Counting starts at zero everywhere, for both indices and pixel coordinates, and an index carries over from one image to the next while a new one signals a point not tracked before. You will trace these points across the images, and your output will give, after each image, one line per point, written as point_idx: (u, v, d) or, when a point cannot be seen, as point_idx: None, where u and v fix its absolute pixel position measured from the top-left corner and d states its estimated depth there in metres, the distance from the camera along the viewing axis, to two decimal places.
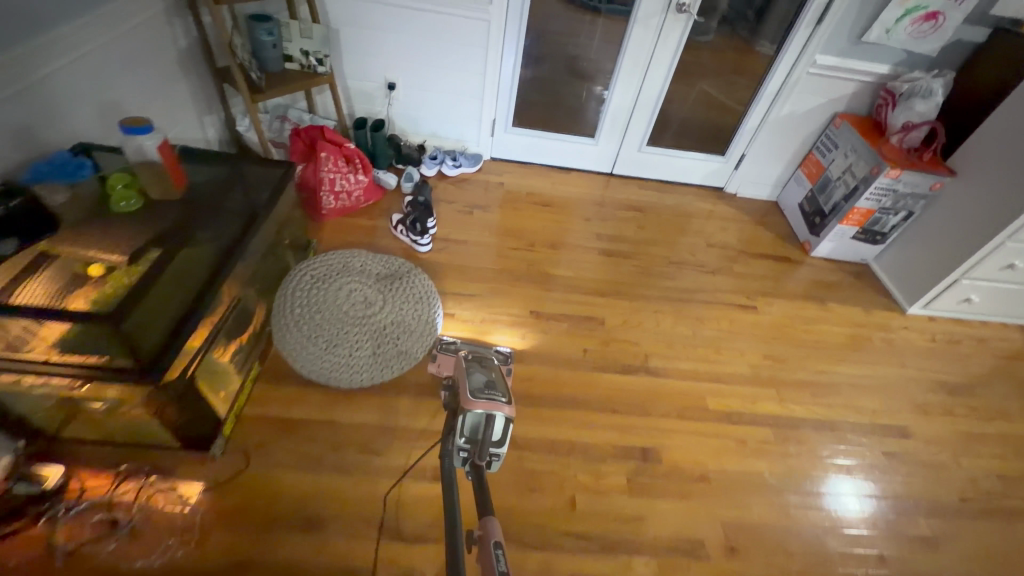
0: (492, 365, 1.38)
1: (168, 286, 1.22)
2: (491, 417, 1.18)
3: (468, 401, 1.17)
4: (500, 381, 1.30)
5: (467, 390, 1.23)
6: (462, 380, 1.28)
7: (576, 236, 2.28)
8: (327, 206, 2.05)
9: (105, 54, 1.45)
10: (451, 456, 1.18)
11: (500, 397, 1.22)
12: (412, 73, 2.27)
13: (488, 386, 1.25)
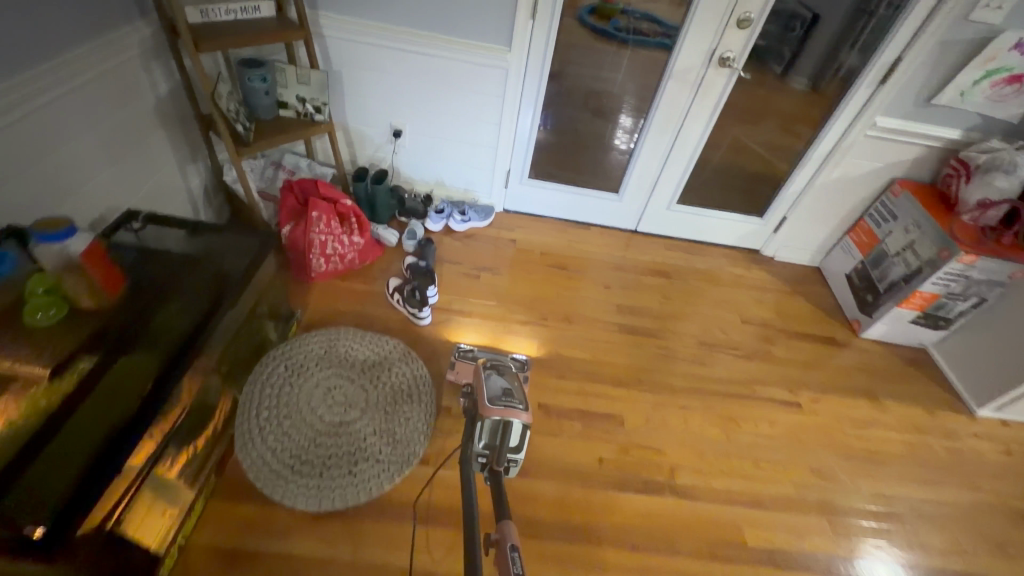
0: (509, 369, 1.36)
1: (95, 410, 1.00)
2: (508, 424, 1.19)
3: (485, 408, 1.18)
4: (517, 390, 1.30)
5: (485, 395, 1.23)
6: (479, 387, 1.28)
7: (594, 307, 2.04)
8: (316, 269, 1.82)
9: (61, 112, 1.26)
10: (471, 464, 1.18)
11: (518, 403, 1.23)
12: (420, 120, 2.06)
13: (504, 393, 1.25)
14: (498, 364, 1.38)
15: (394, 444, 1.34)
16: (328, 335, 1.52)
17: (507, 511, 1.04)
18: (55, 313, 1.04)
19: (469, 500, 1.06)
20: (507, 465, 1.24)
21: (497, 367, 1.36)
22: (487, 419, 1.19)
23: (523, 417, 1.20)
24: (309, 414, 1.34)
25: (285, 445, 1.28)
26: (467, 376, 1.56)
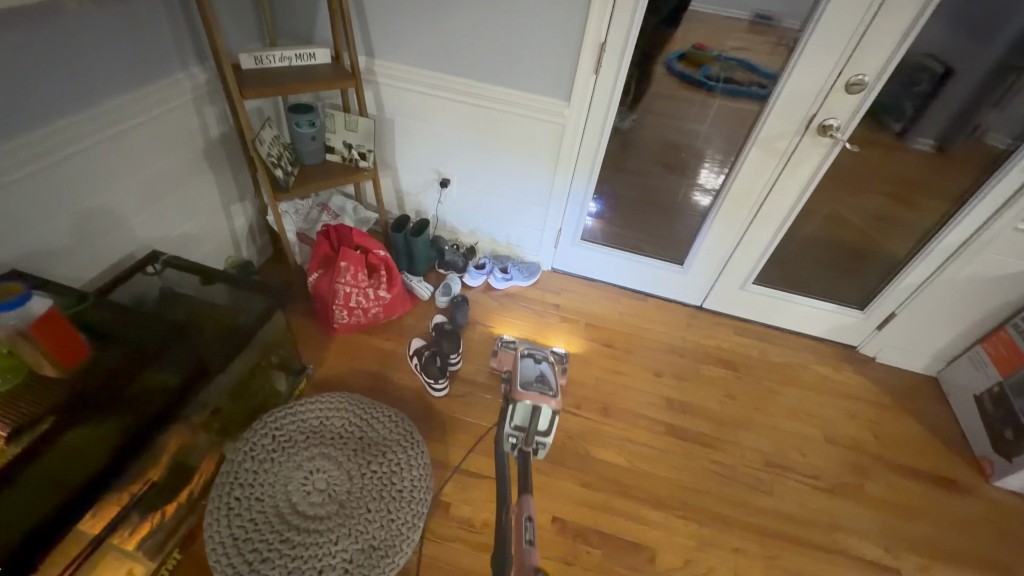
0: (543, 357, 1.51)
1: (38, 478, 0.91)
2: (538, 409, 1.35)
3: (518, 393, 1.35)
4: (550, 377, 1.44)
5: (519, 380, 1.41)
6: (515, 372, 1.44)
7: (638, 398, 1.75)
8: (338, 320, 1.73)
9: (101, 156, 1.25)
10: (505, 444, 1.35)
11: (547, 388, 1.39)
12: (469, 170, 1.95)
13: (537, 380, 1.41)
14: (535, 350, 1.55)
15: (368, 553, 1.15)
16: (325, 407, 1.39)
17: (528, 488, 1.17)
18: (11, 379, 0.96)
19: (503, 482, 1.26)
20: (535, 447, 1.39)
21: (533, 356, 1.51)
22: (520, 402, 1.35)
23: (552, 404, 1.34)
24: (285, 501, 1.20)
25: (248, 536, 1.14)
26: (509, 364, 1.68)
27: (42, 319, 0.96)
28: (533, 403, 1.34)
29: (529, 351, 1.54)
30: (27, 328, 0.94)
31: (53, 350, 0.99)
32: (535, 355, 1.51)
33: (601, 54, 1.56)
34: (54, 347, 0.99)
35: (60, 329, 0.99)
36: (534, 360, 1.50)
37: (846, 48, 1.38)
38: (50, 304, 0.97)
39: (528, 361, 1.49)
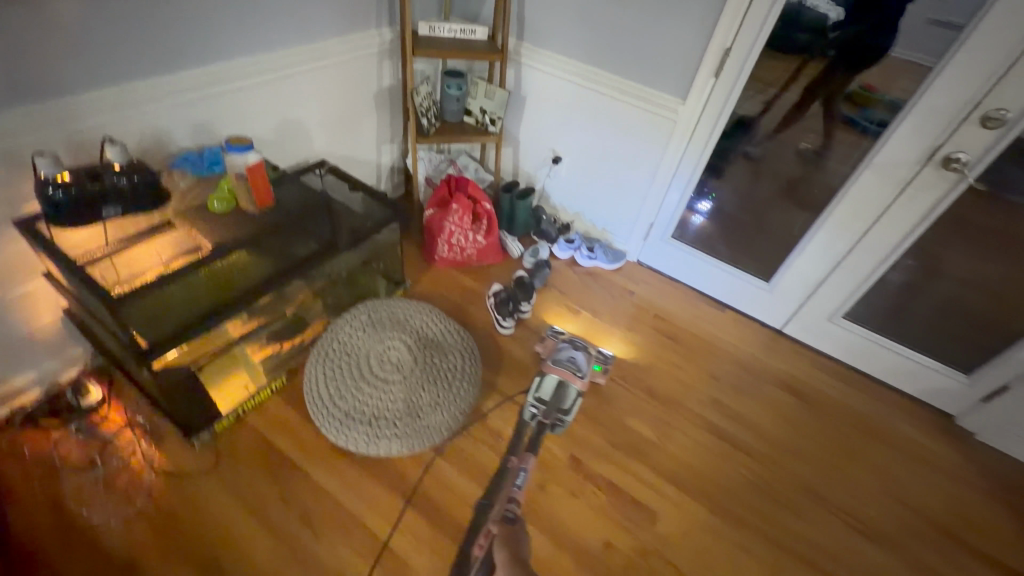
0: (582, 345, 1.73)
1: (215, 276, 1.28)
2: (563, 384, 1.62)
3: (546, 365, 1.65)
4: (581, 363, 1.66)
5: (554, 358, 1.68)
6: (553, 352, 1.73)
7: (686, 391, 1.79)
8: (440, 253, 2.05)
9: (307, 80, 1.68)
10: (526, 412, 1.59)
11: (576, 369, 1.63)
12: (580, 152, 2.15)
13: (566, 359, 1.67)
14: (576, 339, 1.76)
15: (416, 420, 1.43)
16: (412, 307, 1.68)
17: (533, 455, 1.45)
18: (227, 205, 1.37)
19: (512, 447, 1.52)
20: (556, 423, 1.58)
21: (571, 344, 1.74)
22: (547, 374, 1.64)
23: (575, 383, 1.61)
24: (365, 362, 1.51)
25: (333, 377, 1.48)
26: (550, 352, 1.76)
27: (252, 169, 1.32)
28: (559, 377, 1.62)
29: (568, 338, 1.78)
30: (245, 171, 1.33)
31: (252, 191, 1.35)
32: (575, 343, 1.75)
33: (724, 59, 1.66)
34: (254, 189, 1.35)
35: (261, 178, 1.34)
36: (573, 346, 1.73)
37: (991, 78, 1.32)
38: (258, 160, 1.33)
39: (568, 346, 1.74)
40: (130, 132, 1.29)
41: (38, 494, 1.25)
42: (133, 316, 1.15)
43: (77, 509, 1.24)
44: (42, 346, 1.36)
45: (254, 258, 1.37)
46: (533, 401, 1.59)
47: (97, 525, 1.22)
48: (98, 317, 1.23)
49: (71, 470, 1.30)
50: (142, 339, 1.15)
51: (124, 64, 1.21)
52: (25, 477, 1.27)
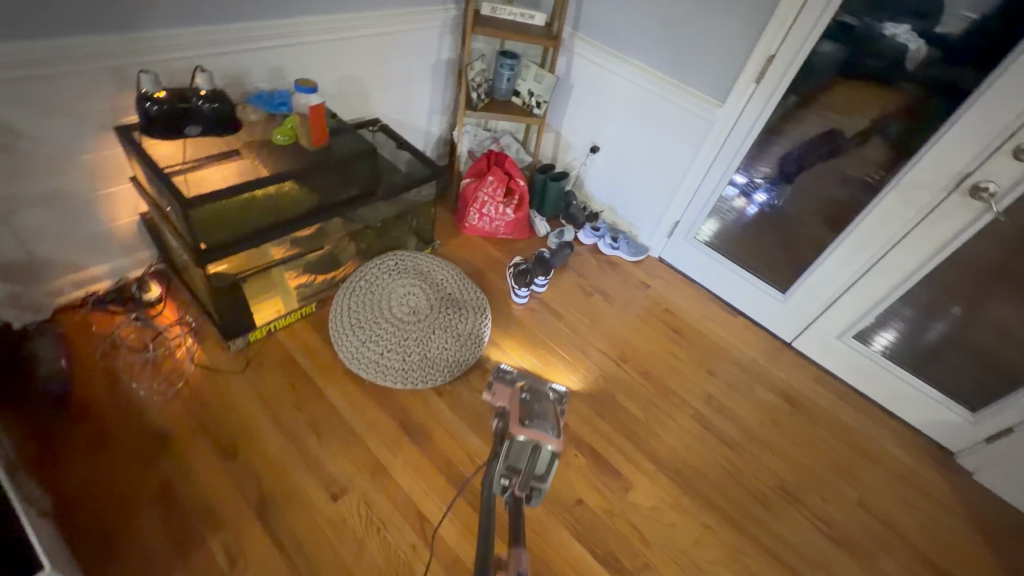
0: (549, 392, 1.17)
1: (270, 201, 1.44)
2: (536, 449, 1.00)
3: (514, 425, 1.01)
4: (552, 414, 1.10)
5: (521, 415, 1.06)
6: (515, 401, 1.10)
7: (683, 383, 1.84)
8: (470, 221, 2.18)
9: (372, 43, 1.83)
10: (493, 485, 1.00)
11: (549, 426, 1.04)
12: (617, 144, 2.23)
13: (539, 412, 1.07)
14: (528, 377, 1.27)
15: (424, 362, 1.58)
16: (437, 262, 1.81)
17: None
18: (288, 139, 1.51)
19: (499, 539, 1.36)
20: (529, 497, 1.04)
21: (535, 389, 1.15)
22: (511, 437, 1.01)
23: (553, 442, 1.01)
24: (385, 301, 1.66)
25: (355, 312, 1.63)
26: (502, 401, 1.19)
27: (312, 108, 1.46)
28: (529, 439, 1.00)
29: (520, 377, 1.28)
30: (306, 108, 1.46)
31: (310, 128, 1.48)
32: (538, 389, 1.15)
33: (767, 66, 1.71)
34: (312, 127, 1.48)
35: (319, 118, 1.47)
36: (538, 395, 1.13)
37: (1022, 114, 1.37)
38: (319, 103, 1.46)
39: (534, 394, 1.13)
40: (214, 67, 1.47)
41: (98, 364, 1.46)
42: (198, 222, 1.32)
43: (127, 381, 1.44)
44: (118, 244, 1.58)
45: (304, 190, 1.50)
46: (500, 475, 1.00)
47: (141, 396, 1.42)
48: (168, 219, 1.42)
49: (127, 350, 1.50)
50: (203, 243, 1.35)
51: (219, 6, 1.38)
52: (91, 349, 1.49)
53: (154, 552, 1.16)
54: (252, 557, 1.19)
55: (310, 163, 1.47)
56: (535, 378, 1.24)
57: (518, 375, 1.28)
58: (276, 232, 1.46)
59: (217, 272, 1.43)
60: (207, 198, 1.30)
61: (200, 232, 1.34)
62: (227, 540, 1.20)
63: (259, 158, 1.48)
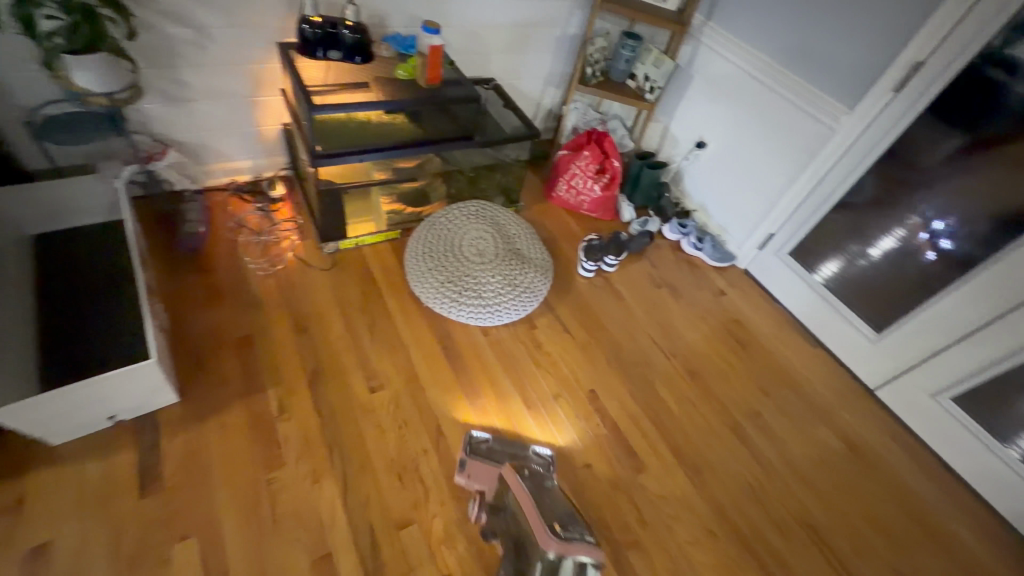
0: (547, 481, 1.30)
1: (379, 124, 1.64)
2: (581, 564, 1.10)
3: (545, 541, 1.09)
4: (570, 510, 1.22)
5: (547, 523, 1.14)
6: (527, 509, 1.17)
7: (731, 394, 1.76)
8: (558, 191, 2.24)
9: (504, 6, 1.95)
10: None
11: (580, 526, 1.18)
12: (726, 142, 2.13)
13: (564, 519, 1.17)
14: (504, 452, 1.41)
15: (477, 300, 1.67)
16: (514, 219, 1.90)
17: None
18: (406, 75, 1.68)
19: None
20: None
21: (536, 482, 1.27)
22: (546, 555, 1.09)
23: (593, 556, 1.10)
24: (458, 240, 1.78)
25: (428, 243, 1.77)
26: (483, 483, 1.33)
27: (433, 49, 1.61)
28: (568, 555, 1.08)
29: (490, 453, 1.39)
30: (427, 48, 1.62)
31: (426, 68, 1.64)
32: (541, 480, 1.30)
33: (911, 74, 1.56)
34: (428, 66, 1.64)
35: (437, 59, 1.62)
36: (542, 487, 1.27)
37: None
38: (439, 44, 1.60)
39: (537, 489, 1.24)
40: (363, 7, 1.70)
41: (225, 236, 1.78)
42: (319, 127, 1.54)
43: (241, 254, 1.74)
44: (262, 145, 1.89)
45: (411, 122, 1.69)
46: None
47: (249, 268, 1.70)
48: (300, 126, 1.67)
49: (247, 231, 1.81)
50: (318, 147, 1.58)
51: None
52: (223, 223, 1.81)
53: (227, 386, 1.41)
54: (295, 412, 1.39)
55: (420, 98, 1.63)
56: (515, 454, 1.42)
57: (489, 446, 1.41)
58: (379, 153, 1.66)
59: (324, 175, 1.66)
60: (326, 106, 1.50)
61: (318, 136, 1.56)
62: (281, 394, 1.42)
63: (379, 82, 1.64)
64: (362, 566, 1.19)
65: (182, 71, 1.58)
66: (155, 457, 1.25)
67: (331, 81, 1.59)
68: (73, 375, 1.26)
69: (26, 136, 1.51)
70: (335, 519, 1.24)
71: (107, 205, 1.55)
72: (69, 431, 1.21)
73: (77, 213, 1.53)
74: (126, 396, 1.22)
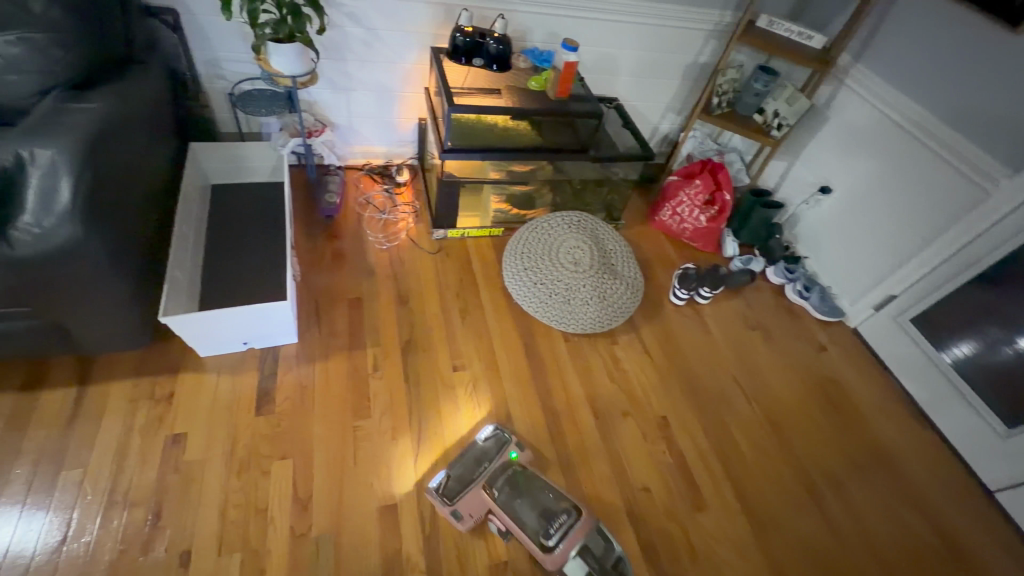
0: (510, 471, 1.31)
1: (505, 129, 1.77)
2: (583, 546, 1.20)
3: (549, 558, 1.19)
4: (543, 494, 1.27)
5: (536, 538, 1.20)
6: (516, 529, 1.23)
7: (814, 454, 1.65)
8: (661, 216, 2.24)
9: (639, 31, 2.01)
10: None
11: (560, 515, 1.23)
12: (855, 191, 1.99)
13: (545, 518, 1.23)
14: (469, 468, 1.33)
15: (565, 307, 1.73)
16: (615, 235, 1.92)
17: None
18: (537, 87, 1.80)
19: None
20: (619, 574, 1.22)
21: (505, 487, 1.28)
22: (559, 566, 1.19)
23: (582, 534, 1.21)
24: (558, 246, 1.83)
25: (528, 244, 1.84)
26: (479, 510, 1.28)
27: (568, 65, 1.70)
28: (574, 556, 1.19)
29: (462, 479, 1.30)
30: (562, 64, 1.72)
31: (558, 83, 1.74)
32: (514, 484, 1.28)
33: None
34: (559, 82, 1.74)
35: (569, 75, 1.72)
36: (513, 483, 1.29)
37: None
38: (575, 62, 1.69)
39: (510, 499, 1.26)
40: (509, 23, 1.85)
41: (355, 209, 2.01)
42: (454, 125, 1.70)
43: (365, 227, 1.96)
44: (398, 135, 2.12)
45: (533, 131, 1.80)
46: None
47: (369, 241, 1.91)
48: (436, 122, 1.86)
49: (372, 208, 2.03)
50: (449, 143, 1.74)
51: None
52: (354, 198, 2.05)
53: (335, 338, 1.60)
54: (386, 373, 1.55)
55: (547, 109, 1.74)
56: (475, 458, 1.35)
57: (453, 476, 1.31)
58: (500, 155, 1.79)
59: (449, 169, 1.82)
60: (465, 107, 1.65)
61: (451, 133, 1.72)
62: (377, 355, 1.58)
63: (511, 90, 1.78)
64: (420, 523, 1.29)
65: (349, 64, 1.83)
66: (272, 384, 1.46)
67: (470, 85, 1.75)
68: (225, 303, 1.51)
69: (224, 106, 1.85)
70: (405, 475, 1.36)
71: (271, 168, 1.85)
72: (214, 347, 1.45)
73: (248, 172, 1.84)
74: (261, 327, 1.44)
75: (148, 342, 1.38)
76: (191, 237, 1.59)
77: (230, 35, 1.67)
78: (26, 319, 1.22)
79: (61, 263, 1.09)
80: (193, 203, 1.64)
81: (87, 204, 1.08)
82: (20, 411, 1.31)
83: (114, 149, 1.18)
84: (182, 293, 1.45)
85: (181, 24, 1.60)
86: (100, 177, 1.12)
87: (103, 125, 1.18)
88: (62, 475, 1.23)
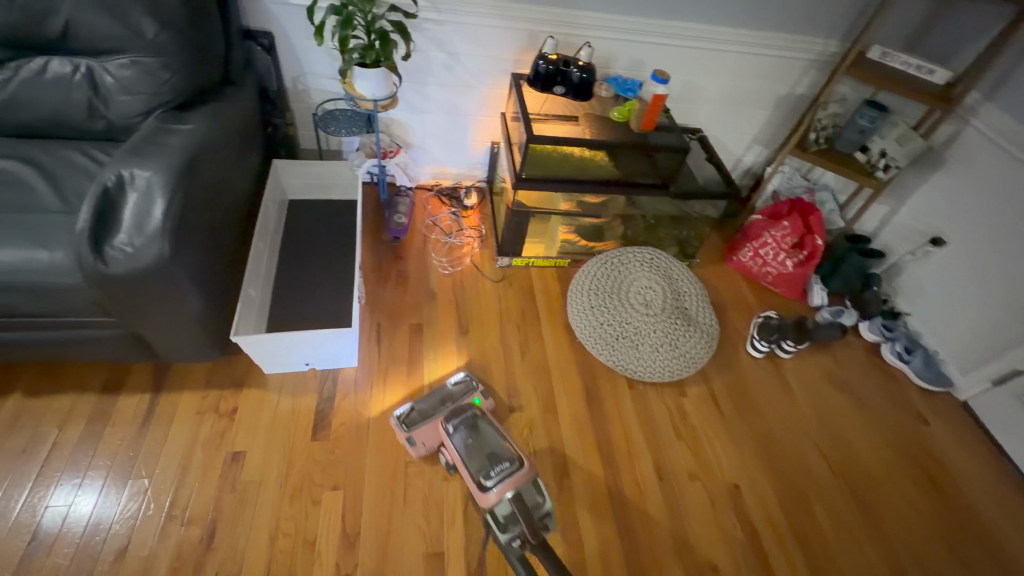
0: (470, 414, 1.28)
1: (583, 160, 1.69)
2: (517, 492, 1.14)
3: (482, 495, 1.14)
4: (495, 439, 1.23)
5: (476, 477, 1.16)
6: (460, 465, 1.20)
7: (912, 546, 1.43)
8: (740, 256, 2.08)
9: (731, 60, 1.88)
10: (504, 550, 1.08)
11: (504, 462, 1.18)
12: (976, 246, 1.75)
13: (488, 459, 1.19)
14: (433, 404, 1.38)
15: (633, 353, 1.62)
16: (690, 277, 1.78)
17: None
18: (620, 118, 1.72)
19: None
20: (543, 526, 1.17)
21: (462, 425, 1.26)
22: (490, 506, 1.13)
23: (521, 479, 1.16)
24: (627, 285, 1.72)
25: (596, 280, 1.73)
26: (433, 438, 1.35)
27: (655, 97, 1.62)
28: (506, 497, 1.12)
29: (425, 413, 1.36)
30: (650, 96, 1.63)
31: (643, 115, 1.66)
32: (471, 426, 1.25)
33: None
34: (645, 114, 1.66)
35: (656, 108, 1.64)
36: (470, 426, 1.25)
37: None
38: (663, 94, 1.61)
39: (463, 438, 1.23)
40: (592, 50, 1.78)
41: (421, 230, 2.01)
42: (530, 156, 1.64)
43: (430, 250, 1.94)
44: (469, 158, 2.10)
45: (610, 163, 1.72)
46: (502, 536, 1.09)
47: (433, 265, 1.89)
48: (510, 149, 1.82)
49: (438, 230, 2.01)
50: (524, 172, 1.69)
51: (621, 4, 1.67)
52: (421, 219, 2.05)
53: (393, 364, 1.57)
54: None
55: (627, 141, 1.65)
56: (441, 397, 1.40)
57: (417, 409, 1.37)
58: (575, 187, 1.72)
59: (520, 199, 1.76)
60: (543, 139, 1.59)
61: (527, 164, 1.67)
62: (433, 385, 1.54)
63: (590, 120, 1.70)
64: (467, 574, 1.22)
65: (428, 87, 1.83)
66: (328, 408, 1.45)
67: (548, 113, 1.69)
68: (291, 321, 1.52)
69: (306, 124, 1.90)
70: (454, 519, 1.30)
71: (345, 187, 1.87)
72: (277, 366, 1.46)
73: (324, 190, 1.88)
74: (323, 350, 1.44)
75: (217, 357, 1.40)
76: (266, 254, 1.63)
77: (317, 57, 1.71)
78: (112, 328, 1.27)
79: (145, 282, 1.11)
80: (269, 220, 1.68)
81: (174, 225, 1.10)
82: (100, 413, 1.37)
83: (203, 169, 1.21)
84: (252, 309, 1.47)
85: (275, 46, 1.65)
86: (188, 199, 1.14)
87: (195, 147, 1.21)
88: (130, 481, 1.26)
